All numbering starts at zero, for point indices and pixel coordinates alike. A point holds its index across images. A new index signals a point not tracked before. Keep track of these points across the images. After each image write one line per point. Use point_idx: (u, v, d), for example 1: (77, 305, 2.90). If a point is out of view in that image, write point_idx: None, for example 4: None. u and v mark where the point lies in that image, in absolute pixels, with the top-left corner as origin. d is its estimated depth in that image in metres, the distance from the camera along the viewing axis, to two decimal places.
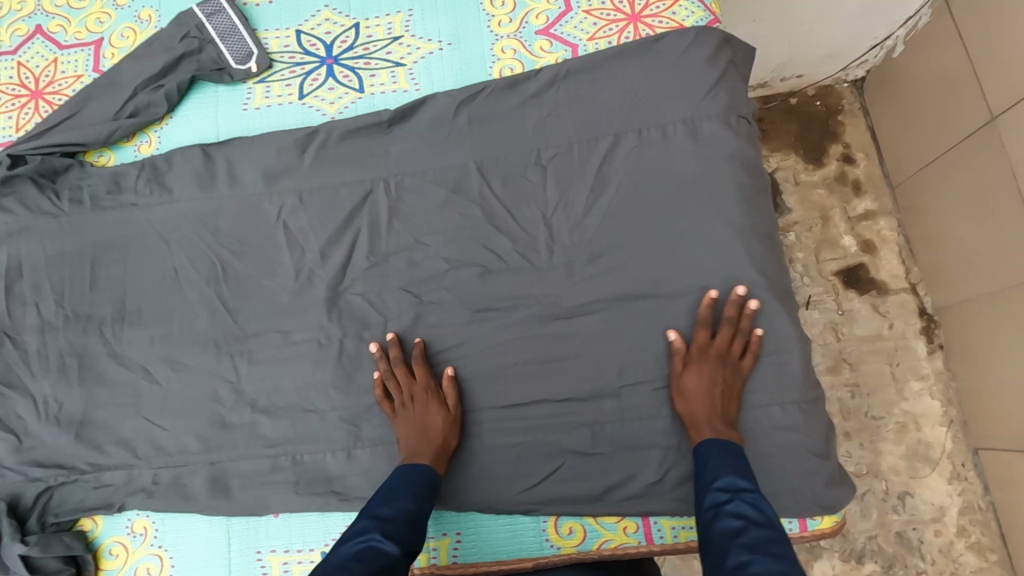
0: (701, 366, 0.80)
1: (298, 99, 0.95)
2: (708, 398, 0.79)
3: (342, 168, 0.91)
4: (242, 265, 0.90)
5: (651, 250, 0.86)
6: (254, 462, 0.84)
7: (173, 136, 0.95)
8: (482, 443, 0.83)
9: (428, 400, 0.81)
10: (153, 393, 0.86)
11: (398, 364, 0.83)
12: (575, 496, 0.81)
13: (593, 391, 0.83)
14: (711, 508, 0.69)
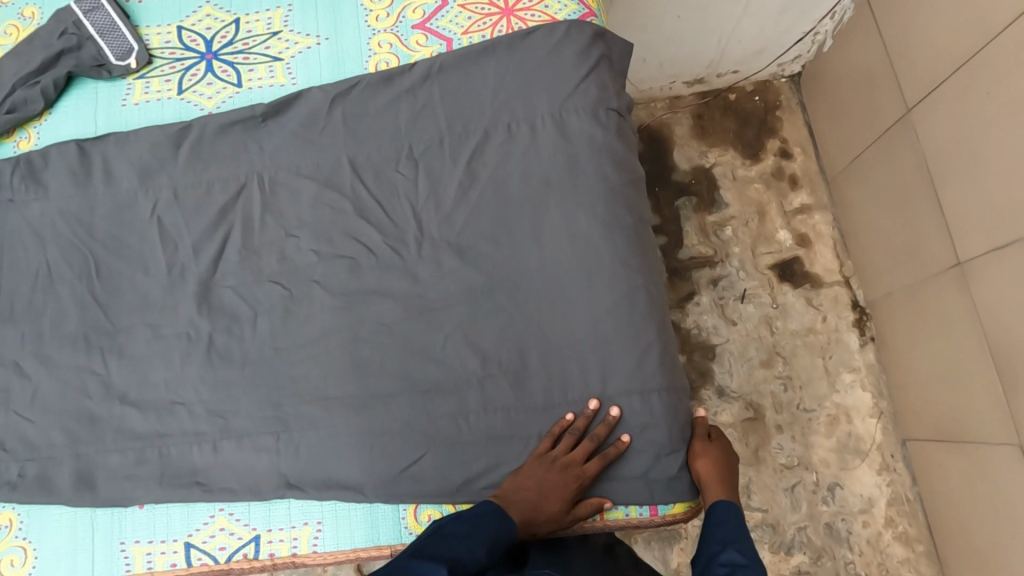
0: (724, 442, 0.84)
1: (177, 94, 0.96)
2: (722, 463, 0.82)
3: (216, 164, 0.92)
4: (115, 260, 0.90)
5: (518, 243, 0.87)
6: (119, 455, 0.84)
7: (51, 132, 0.96)
8: (344, 434, 0.83)
9: (566, 490, 0.78)
10: (22, 387, 0.87)
11: (586, 439, 0.80)
12: (436, 487, 0.82)
13: (456, 383, 0.84)
14: (725, 565, 0.73)
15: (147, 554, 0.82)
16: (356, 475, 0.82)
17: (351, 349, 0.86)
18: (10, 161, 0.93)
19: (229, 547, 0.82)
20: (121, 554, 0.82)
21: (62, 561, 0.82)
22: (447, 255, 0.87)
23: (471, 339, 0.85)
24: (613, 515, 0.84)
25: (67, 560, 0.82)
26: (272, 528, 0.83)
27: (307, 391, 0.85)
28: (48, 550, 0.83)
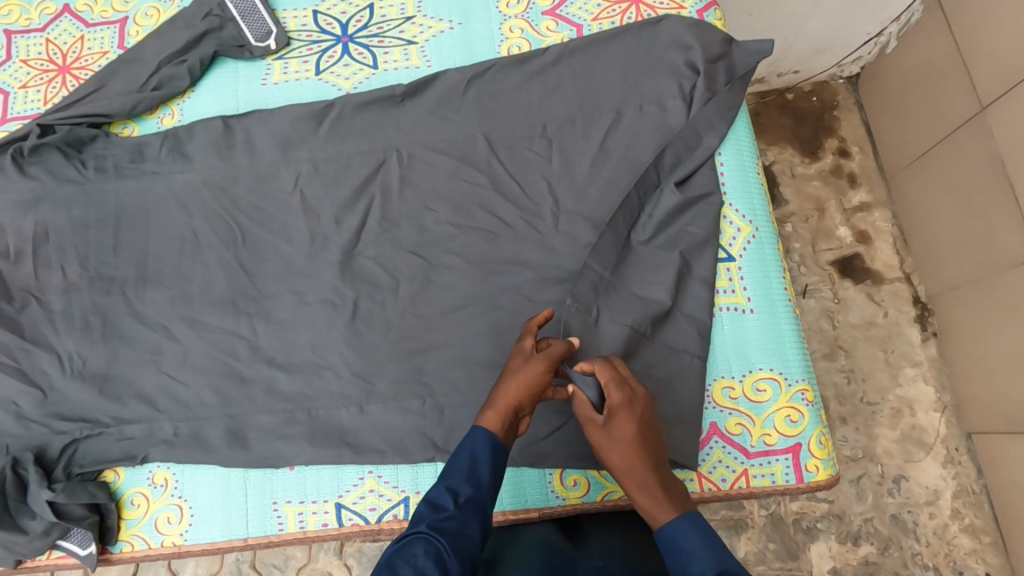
0: (619, 426, 0.68)
1: (315, 75, 1.00)
2: (624, 449, 0.67)
3: (356, 139, 0.96)
4: (259, 230, 0.94)
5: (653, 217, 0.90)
6: (270, 417, 0.87)
7: (193, 109, 1.00)
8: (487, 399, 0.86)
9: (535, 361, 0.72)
10: (173, 351, 0.90)
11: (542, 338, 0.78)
12: (580, 452, 0.83)
13: None
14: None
15: (299, 514, 0.85)
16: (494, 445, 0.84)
17: (492, 317, 0.89)
18: (158, 136, 0.97)
19: (379, 508, 0.85)
20: (273, 513, 0.85)
21: (218, 518, 0.85)
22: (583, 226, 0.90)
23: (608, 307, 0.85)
24: (759, 482, 0.81)
25: (223, 517, 0.85)
26: (419, 490, 0.85)
27: (449, 356, 0.88)
28: (204, 507, 0.85)
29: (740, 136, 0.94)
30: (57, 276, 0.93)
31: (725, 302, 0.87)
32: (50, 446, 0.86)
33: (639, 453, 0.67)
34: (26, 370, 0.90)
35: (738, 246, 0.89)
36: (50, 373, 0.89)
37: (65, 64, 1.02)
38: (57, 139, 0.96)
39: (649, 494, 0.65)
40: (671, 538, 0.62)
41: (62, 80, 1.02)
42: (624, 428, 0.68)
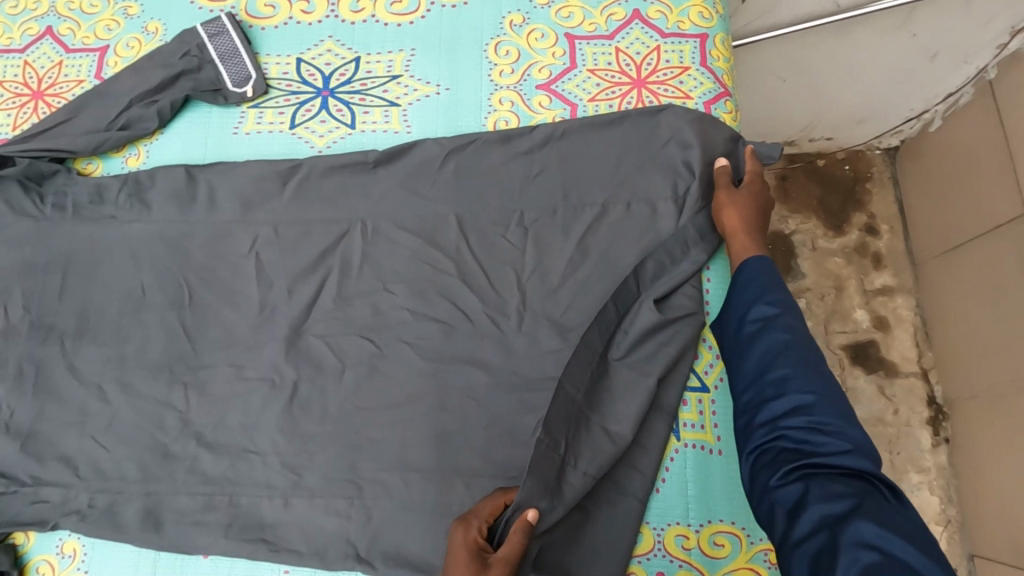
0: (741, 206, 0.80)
1: (289, 129, 0.94)
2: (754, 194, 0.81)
3: (321, 204, 0.90)
4: (208, 292, 0.88)
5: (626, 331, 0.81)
6: (190, 498, 0.81)
7: (160, 152, 0.95)
8: (420, 511, 0.78)
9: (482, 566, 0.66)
10: (101, 413, 0.85)
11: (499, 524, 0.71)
12: None
13: None
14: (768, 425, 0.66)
15: None
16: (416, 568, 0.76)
17: (437, 421, 0.81)
18: (120, 179, 0.93)
19: None
20: None
21: None
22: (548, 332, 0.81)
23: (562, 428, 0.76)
24: None
25: None
26: None
27: (386, 457, 0.81)
28: None
29: None
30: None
31: (690, 438, 0.79)
32: None
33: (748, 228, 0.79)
34: None
35: (714, 376, 0.81)
36: None
37: (39, 90, 0.99)
38: (18, 172, 0.93)
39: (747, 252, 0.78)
40: (757, 361, 0.70)
41: (33, 106, 0.98)
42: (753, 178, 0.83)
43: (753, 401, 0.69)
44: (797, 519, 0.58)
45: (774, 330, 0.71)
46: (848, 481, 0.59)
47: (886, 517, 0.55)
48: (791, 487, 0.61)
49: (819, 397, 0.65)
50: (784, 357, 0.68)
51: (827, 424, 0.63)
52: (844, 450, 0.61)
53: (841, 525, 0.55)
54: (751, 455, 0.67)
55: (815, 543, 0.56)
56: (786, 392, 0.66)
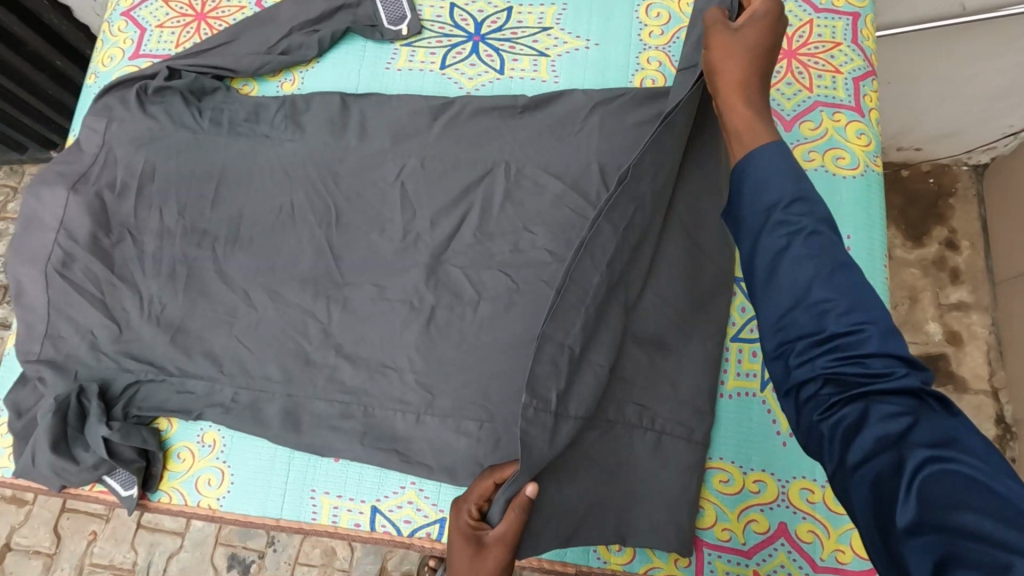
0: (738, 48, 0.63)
1: (439, 69, 0.98)
2: (762, 29, 0.64)
3: (467, 142, 0.93)
4: (354, 214, 0.92)
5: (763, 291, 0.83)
6: (328, 404, 0.85)
7: (315, 80, 0.99)
8: None
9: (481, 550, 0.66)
10: (247, 316, 0.90)
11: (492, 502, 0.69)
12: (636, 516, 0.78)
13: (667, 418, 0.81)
14: (801, 365, 0.51)
15: (334, 508, 0.84)
16: None
17: None
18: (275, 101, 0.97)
19: (413, 522, 0.83)
20: (309, 501, 0.84)
21: (255, 492, 0.84)
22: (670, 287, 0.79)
23: (683, 374, 0.80)
24: None
25: (260, 492, 0.84)
26: None
27: (517, 386, 0.83)
28: (243, 478, 0.85)
29: (875, 225, 0.85)
30: (155, 218, 0.94)
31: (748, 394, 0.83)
32: (115, 383, 0.88)
33: (749, 74, 0.62)
34: (107, 303, 0.91)
35: None
36: (129, 311, 0.91)
37: (202, 12, 1.04)
38: (183, 85, 0.98)
39: (742, 106, 0.61)
40: (792, 282, 0.52)
41: (196, 27, 1.03)
42: (759, 7, 0.66)
43: (777, 338, 0.53)
44: (851, 444, 0.48)
45: (801, 242, 0.52)
46: (901, 398, 0.48)
47: (962, 438, 0.44)
48: (835, 416, 0.49)
49: (875, 323, 0.49)
50: (801, 258, 0.52)
51: (875, 359, 0.48)
52: (898, 372, 0.48)
53: (902, 444, 0.45)
54: (787, 388, 0.53)
55: (876, 467, 0.46)
56: (824, 326, 0.50)
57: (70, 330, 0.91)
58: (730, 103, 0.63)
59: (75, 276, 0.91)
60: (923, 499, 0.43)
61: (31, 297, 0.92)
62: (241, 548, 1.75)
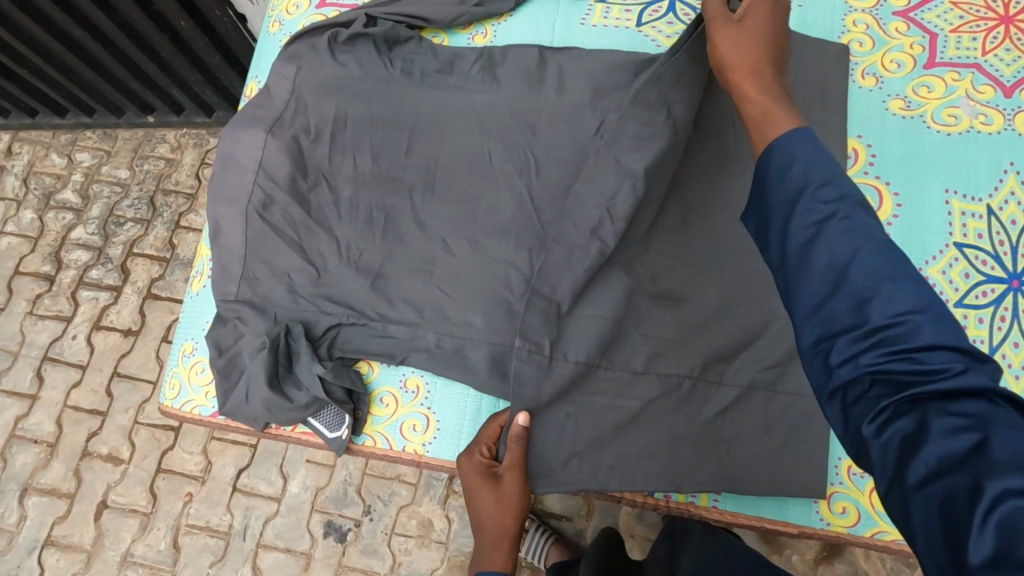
0: (738, 39, 0.85)
1: (636, 26, 0.98)
2: (756, 22, 0.86)
3: (667, 97, 0.91)
4: (552, 168, 0.92)
5: None
6: (533, 354, 0.85)
7: (509, 33, 1.02)
8: None
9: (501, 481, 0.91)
10: (447, 263, 0.91)
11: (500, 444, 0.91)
12: None
13: None
14: (845, 362, 0.66)
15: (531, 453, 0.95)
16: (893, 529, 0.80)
17: None
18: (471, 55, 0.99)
19: None
20: None
21: (456, 435, 0.96)
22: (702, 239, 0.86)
23: None
24: None
25: (462, 436, 0.96)
26: None
27: None
28: (445, 422, 0.96)
29: None
30: (349, 165, 0.94)
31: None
32: (316, 325, 0.88)
33: (755, 59, 0.84)
34: (304, 246, 0.91)
35: None
36: (326, 255, 0.91)
37: None
38: (379, 33, 0.98)
39: (751, 87, 0.82)
40: (834, 267, 0.68)
41: None
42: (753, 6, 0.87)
43: (821, 336, 0.68)
44: (912, 454, 0.59)
45: (835, 231, 0.69)
46: (966, 403, 0.59)
47: (1012, 444, 0.55)
48: (895, 423, 0.61)
49: (921, 313, 0.63)
50: (869, 276, 0.66)
51: (925, 354, 0.62)
52: (955, 369, 0.60)
53: (980, 470, 0.55)
54: (836, 387, 0.67)
55: (945, 484, 0.56)
56: (868, 317, 0.65)
57: (266, 273, 0.91)
58: (740, 80, 0.84)
59: (274, 218, 0.91)
60: (1001, 531, 0.51)
61: (228, 238, 0.92)
62: (337, 515, 1.75)
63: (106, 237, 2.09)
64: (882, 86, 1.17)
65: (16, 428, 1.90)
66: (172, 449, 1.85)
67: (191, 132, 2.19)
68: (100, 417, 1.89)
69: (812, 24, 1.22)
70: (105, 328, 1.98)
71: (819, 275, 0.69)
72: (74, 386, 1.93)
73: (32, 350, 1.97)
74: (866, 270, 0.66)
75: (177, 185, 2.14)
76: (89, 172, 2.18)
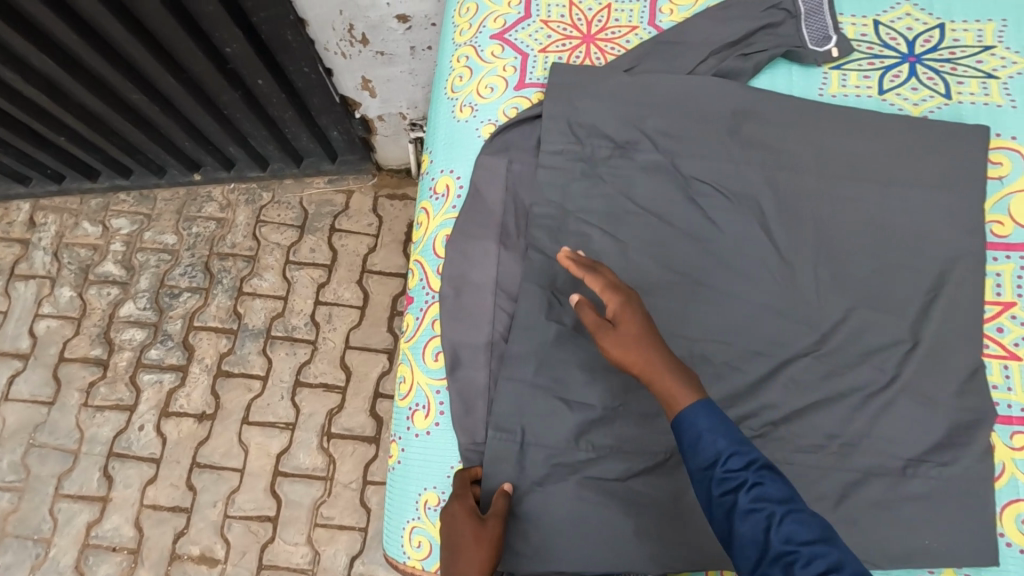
0: (615, 333, 0.70)
1: (878, 94, 0.89)
2: (628, 325, 0.70)
3: (934, 160, 0.83)
4: (807, 255, 0.82)
5: None
6: (833, 476, 0.76)
7: (732, 94, 0.86)
8: None
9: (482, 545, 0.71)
10: (710, 373, 0.79)
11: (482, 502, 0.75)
12: None
13: None
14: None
15: None
16: None
17: None
18: (719, 133, 0.85)
19: None
20: None
21: None
22: (942, 363, 0.78)
23: None
24: None
25: None
26: None
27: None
28: None
29: None
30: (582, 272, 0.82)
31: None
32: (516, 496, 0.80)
33: (644, 343, 0.69)
34: (551, 372, 0.79)
35: None
36: (574, 376, 0.79)
37: (590, 34, 0.92)
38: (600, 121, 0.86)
39: (672, 385, 0.66)
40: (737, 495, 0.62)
41: (585, 51, 0.92)
42: (608, 291, 0.72)
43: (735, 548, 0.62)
44: None
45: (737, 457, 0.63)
46: None
47: None
48: None
49: (811, 524, 0.60)
50: (762, 499, 0.61)
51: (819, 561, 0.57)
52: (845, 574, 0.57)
53: None
54: None
55: None
56: (768, 537, 0.60)
57: (510, 407, 0.78)
58: (661, 383, 0.67)
59: (517, 345, 0.80)
60: None
61: (467, 368, 0.81)
62: None
63: (161, 311, 1.90)
64: None
65: (89, 536, 1.71)
66: (273, 542, 1.69)
67: (240, 187, 2.01)
68: (185, 515, 1.72)
69: None
70: (175, 414, 1.80)
71: (701, 477, 0.65)
72: (150, 483, 1.75)
73: (95, 447, 1.78)
74: (759, 497, 0.62)
75: (234, 247, 1.96)
76: (130, 240, 1.97)
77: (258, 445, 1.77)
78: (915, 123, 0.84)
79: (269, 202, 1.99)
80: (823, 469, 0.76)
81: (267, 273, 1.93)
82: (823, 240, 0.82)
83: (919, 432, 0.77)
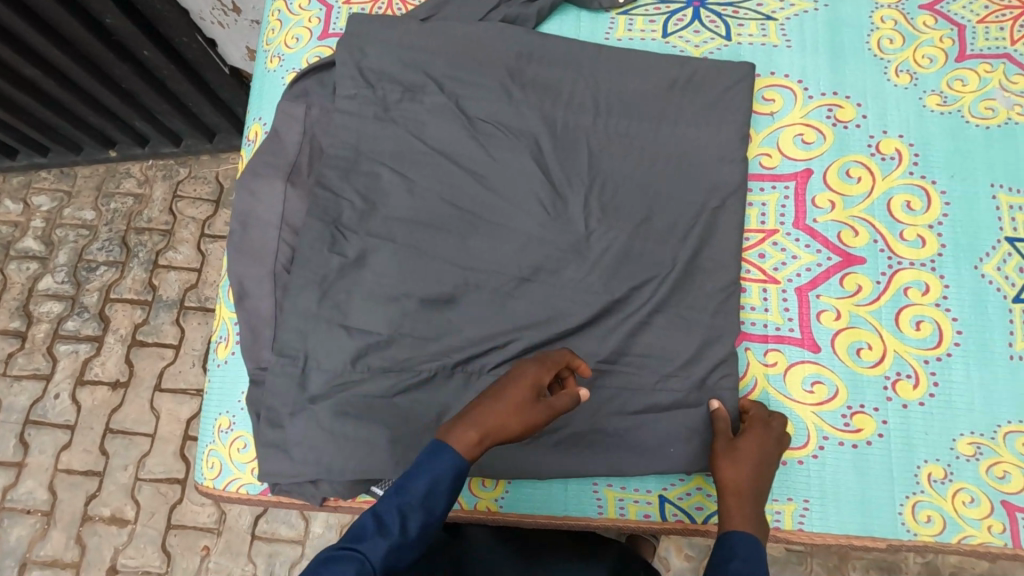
0: (737, 454, 0.74)
1: (662, 37, 0.93)
2: (758, 440, 0.75)
3: (700, 97, 0.88)
4: (578, 188, 0.86)
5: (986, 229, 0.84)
6: (588, 392, 0.81)
7: (516, 38, 0.90)
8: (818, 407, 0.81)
9: (528, 412, 0.67)
10: (481, 298, 0.84)
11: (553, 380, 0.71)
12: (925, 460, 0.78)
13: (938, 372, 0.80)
14: None
15: (620, 500, 0.81)
16: (881, 520, 0.77)
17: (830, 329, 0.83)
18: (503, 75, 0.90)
19: (707, 508, 0.80)
20: (592, 494, 0.82)
21: (534, 505, 0.82)
22: (697, 286, 0.83)
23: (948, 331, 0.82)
24: None
25: (543, 505, 0.82)
26: None
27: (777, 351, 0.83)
28: (523, 500, 0.82)
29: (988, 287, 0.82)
30: (366, 207, 0.87)
31: (912, 354, 0.81)
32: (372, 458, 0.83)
33: (754, 470, 0.73)
34: (330, 300, 0.84)
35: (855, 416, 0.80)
36: (352, 304, 0.84)
37: None
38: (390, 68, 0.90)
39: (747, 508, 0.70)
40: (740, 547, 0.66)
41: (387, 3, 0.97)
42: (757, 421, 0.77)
43: None
44: None
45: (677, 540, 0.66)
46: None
47: None
48: None
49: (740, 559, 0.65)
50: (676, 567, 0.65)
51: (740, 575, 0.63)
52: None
53: None
54: None
55: None
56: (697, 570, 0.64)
57: (289, 333, 0.83)
58: (742, 504, 0.71)
59: (298, 275, 0.84)
60: None
61: (255, 299, 0.86)
62: None
63: (78, 284, 1.95)
64: (918, 85, 0.89)
65: (5, 500, 1.77)
66: (181, 503, 1.75)
67: (158, 164, 2.06)
68: (97, 478, 1.78)
69: (841, 26, 0.93)
70: (90, 383, 1.86)
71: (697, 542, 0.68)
72: (65, 449, 1.80)
73: (12, 415, 1.83)
74: None
75: (150, 222, 2.01)
76: (50, 216, 2.02)
77: (169, 411, 1.83)
78: (685, 63, 0.89)
79: (185, 178, 2.04)
80: (579, 386, 0.81)
81: (181, 247, 1.98)
82: (594, 174, 0.87)
83: (670, 351, 0.81)
